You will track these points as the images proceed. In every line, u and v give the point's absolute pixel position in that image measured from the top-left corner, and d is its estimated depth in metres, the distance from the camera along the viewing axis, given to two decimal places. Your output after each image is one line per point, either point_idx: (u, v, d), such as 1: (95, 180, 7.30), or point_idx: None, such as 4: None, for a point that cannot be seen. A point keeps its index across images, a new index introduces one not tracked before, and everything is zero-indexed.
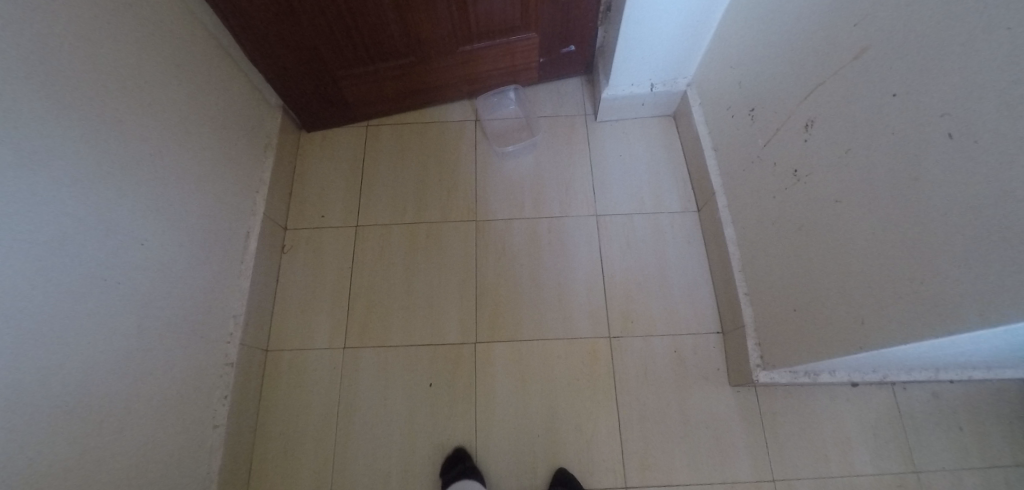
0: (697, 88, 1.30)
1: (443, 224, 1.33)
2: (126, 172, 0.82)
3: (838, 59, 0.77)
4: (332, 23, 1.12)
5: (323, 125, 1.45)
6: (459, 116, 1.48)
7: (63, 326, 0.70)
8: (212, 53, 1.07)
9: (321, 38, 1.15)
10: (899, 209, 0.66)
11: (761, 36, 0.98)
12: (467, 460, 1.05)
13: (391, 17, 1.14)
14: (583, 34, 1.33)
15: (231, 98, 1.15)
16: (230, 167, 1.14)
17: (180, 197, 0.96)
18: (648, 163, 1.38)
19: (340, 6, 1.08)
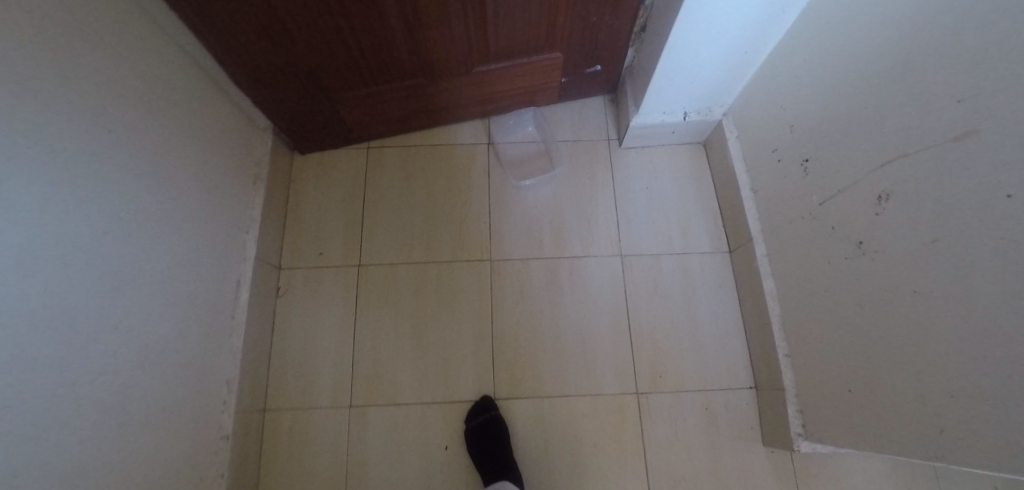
0: (735, 120, 1.20)
1: (454, 264, 1.22)
2: (101, 248, 0.69)
3: (930, 133, 0.66)
4: (330, 43, 0.97)
5: (318, 147, 1.30)
6: (470, 138, 1.34)
7: (49, 455, 0.59)
8: (187, 81, 0.91)
9: (318, 59, 1.00)
10: (988, 324, 0.59)
11: (826, 81, 0.87)
12: (493, 409, 1.08)
13: (401, 36, 0.99)
14: (612, 54, 1.20)
15: (212, 129, 1.00)
16: (214, 210, 1.01)
17: (159, 259, 0.83)
18: (677, 197, 1.29)
19: (342, 26, 0.93)
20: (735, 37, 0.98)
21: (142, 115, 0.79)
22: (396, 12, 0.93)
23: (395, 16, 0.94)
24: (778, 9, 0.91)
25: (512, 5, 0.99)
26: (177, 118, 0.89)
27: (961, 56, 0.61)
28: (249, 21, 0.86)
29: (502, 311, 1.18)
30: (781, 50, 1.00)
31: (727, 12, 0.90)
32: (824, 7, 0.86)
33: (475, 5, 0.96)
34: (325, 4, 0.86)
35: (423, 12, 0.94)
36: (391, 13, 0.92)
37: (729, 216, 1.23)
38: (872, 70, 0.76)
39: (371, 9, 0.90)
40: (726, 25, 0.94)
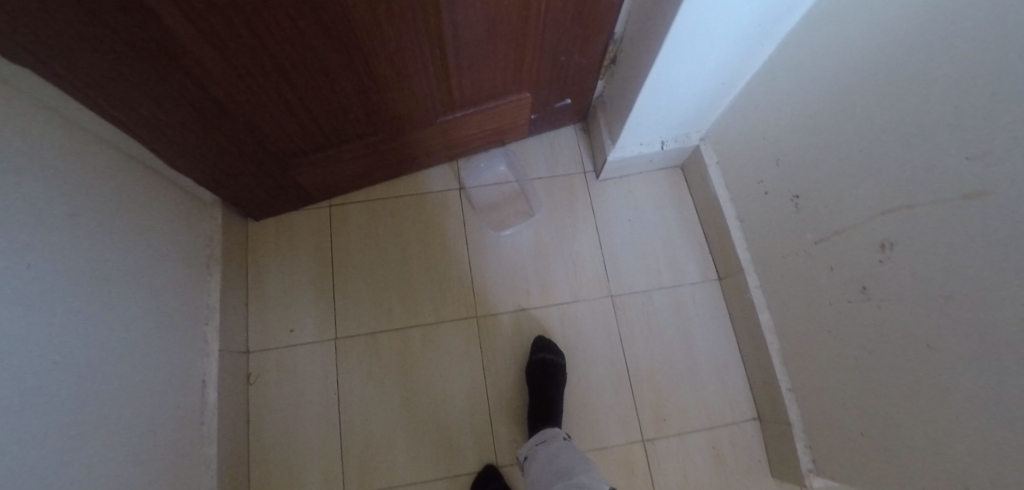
0: (714, 145, 1.16)
1: (439, 325, 1.15)
2: (44, 402, 0.60)
3: (935, 187, 0.64)
4: (275, 110, 0.86)
5: (274, 212, 1.19)
6: (440, 184, 1.26)
7: None
8: (108, 176, 0.80)
9: (263, 128, 0.89)
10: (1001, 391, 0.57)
11: (815, 117, 0.84)
12: (498, 479, 1.02)
13: (355, 94, 0.90)
14: (583, 87, 1.14)
15: (146, 222, 0.89)
16: (160, 311, 0.90)
17: (103, 389, 0.73)
18: (661, 227, 1.25)
19: (288, 96, 0.84)
20: (714, 66, 0.94)
21: (62, 233, 0.68)
22: (347, 72, 0.83)
23: (346, 76, 0.85)
24: (759, 37, 0.87)
25: (477, 53, 0.91)
26: (102, 222, 0.77)
27: (963, 111, 0.58)
28: (177, 103, 0.75)
29: (496, 369, 1.13)
30: (761, 78, 0.96)
31: (706, 45, 0.86)
32: (807, 40, 0.82)
33: (436, 55, 0.88)
34: (265, 74, 0.76)
35: (378, 69, 0.86)
36: (341, 73, 0.83)
37: (715, 243, 1.20)
38: (866, 112, 0.73)
39: (318, 72, 0.81)
40: (704, 57, 0.90)
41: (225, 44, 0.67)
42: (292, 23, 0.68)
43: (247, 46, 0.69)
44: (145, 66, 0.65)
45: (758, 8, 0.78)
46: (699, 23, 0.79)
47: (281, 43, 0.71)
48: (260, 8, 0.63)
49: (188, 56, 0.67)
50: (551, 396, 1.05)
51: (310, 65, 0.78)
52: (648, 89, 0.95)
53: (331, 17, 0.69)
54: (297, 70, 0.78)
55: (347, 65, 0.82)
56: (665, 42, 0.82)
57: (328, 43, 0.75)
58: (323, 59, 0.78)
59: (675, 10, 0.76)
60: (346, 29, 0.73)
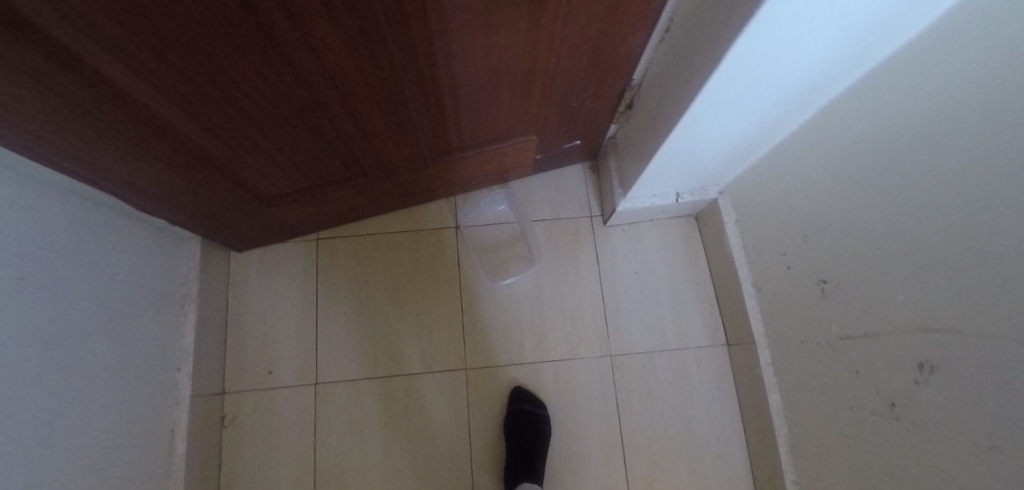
0: (734, 203, 1.07)
1: (425, 377, 1.09)
2: None
3: (975, 317, 0.55)
4: (252, 158, 0.80)
5: (258, 243, 1.13)
6: (435, 222, 1.20)
7: None
8: (68, 225, 0.74)
9: (240, 173, 0.83)
10: None
11: (851, 202, 0.75)
12: None
13: (340, 143, 0.83)
14: (594, 130, 1.05)
15: (112, 267, 0.83)
16: (129, 361, 0.85)
17: (60, 452, 0.68)
18: (669, 283, 1.17)
19: (264, 143, 0.77)
20: (741, 130, 0.84)
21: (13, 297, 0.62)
22: (330, 122, 0.77)
23: (329, 126, 0.78)
24: (794, 104, 0.77)
25: (476, 104, 0.83)
26: (62, 276, 0.72)
27: (1010, 240, 0.49)
28: (138, 153, 0.69)
29: (482, 427, 1.07)
30: (792, 143, 0.87)
31: (735, 111, 0.76)
32: (848, 115, 0.73)
33: (431, 106, 0.80)
34: (238, 125, 0.70)
35: (365, 120, 0.79)
36: (323, 123, 0.76)
37: (727, 307, 1.12)
38: (910, 214, 0.64)
39: (297, 122, 0.74)
40: (731, 122, 0.80)
41: (187, 99, 0.61)
42: (262, 77, 0.61)
43: (213, 101, 0.63)
44: (98, 122, 0.60)
45: (795, 79, 0.68)
46: (728, 92, 0.69)
47: (251, 96, 0.65)
48: (223, 64, 0.57)
49: (145, 109, 0.61)
50: (532, 448, 1.00)
51: (287, 116, 0.72)
52: (667, 149, 0.86)
53: (307, 71, 0.63)
54: (272, 120, 0.72)
55: (329, 116, 0.75)
56: (688, 107, 0.73)
57: (305, 96, 0.68)
58: (301, 111, 0.72)
59: (704, 77, 0.66)
60: (325, 82, 0.66)
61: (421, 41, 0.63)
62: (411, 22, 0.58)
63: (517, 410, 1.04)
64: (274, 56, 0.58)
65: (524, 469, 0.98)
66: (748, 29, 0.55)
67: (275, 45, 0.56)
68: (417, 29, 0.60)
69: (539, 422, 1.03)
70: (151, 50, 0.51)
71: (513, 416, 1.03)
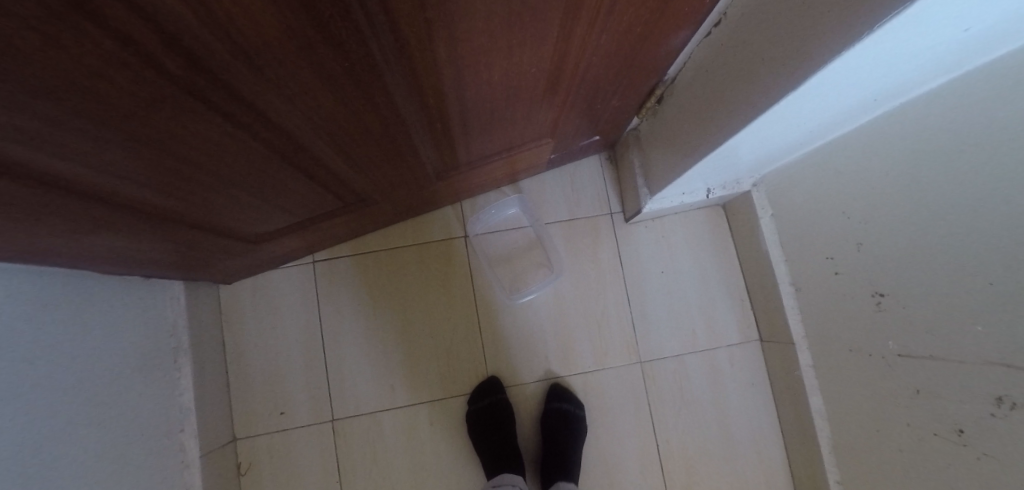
0: (769, 195, 1.01)
1: (448, 402, 1.03)
2: None
3: None
4: (231, 210, 0.69)
5: (249, 274, 1.02)
6: (442, 233, 1.09)
7: None
8: (39, 305, 0.63)
9: (218, 225, 0.72)
10: None
11: (913, 217, 0.68)
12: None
13: (330, 180, 0.72)
14: (615, 121, 0.97)
15: (95, 338, 0.72)
16: (130, 436, 0.77)
17: None
18: (698, 280, 1.13)
19: (245, 195, 0.66)
20: (792, 134, 0.74)
21: None
22: (317, 163, 0.65)
23: (316, 167, 0.66)
24: (862, 109, 0.66)
25: (485, 120, 0.72)
26: (40, 370, 0.62)
27: None
28: (96, 232, 0.57)
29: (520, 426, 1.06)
30: (847, 145, 0.77)
31: (796, 121, 0.66)
32: (926, 122, 0.63)
33: (434, 129, 0.69)
34: (210, 185, 0.59)
35: (358, 154, 0.67)
36: (309, 165, 0.65)
37: (760, 303, 1.08)
38: (979, 239, 0.58)
39: (279, 170, 0.63)
40: (787, 129, 0.70)
41: (141, 173, 0.49)
42: (231, 137, 0.49)
43: (175, 169, 0.51)
44: (34, 219, 0.47)
45: (875, 88, 0.58)
46: (798, 106, 0.59)
47: (218, 157, 0.52)
48: (177, 133, 0.44)
49: (92, 196, 0.48)
50: (569, 442, 1.00)
51: (267, 167, 0.60)
52: (711, 156, 0.77)
53: (285, 120, 0.51)
54: (249, 174, 0.60)
55: (315, 158, 0.63)
56: (746, 121, 0.63)
57: (285, 144, 0.56)
58: (286, 160, 0.60)
59: (776, 92, 0.56)
60: (309, 128, 0.54)
61: (423, 69, 0.51)
62: (411, 49, 0.46)
63: (555, 403, 1.01)
64: (241, 114, 0.46)
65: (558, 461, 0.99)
66: (845, 53, 0.44)
67: (242, 102, 0.43)
68: (419, 56, 0.48)
69: (575, 421, 1.01)
70: (89, 137, 0.39)
71: (547, 416, 1.01)
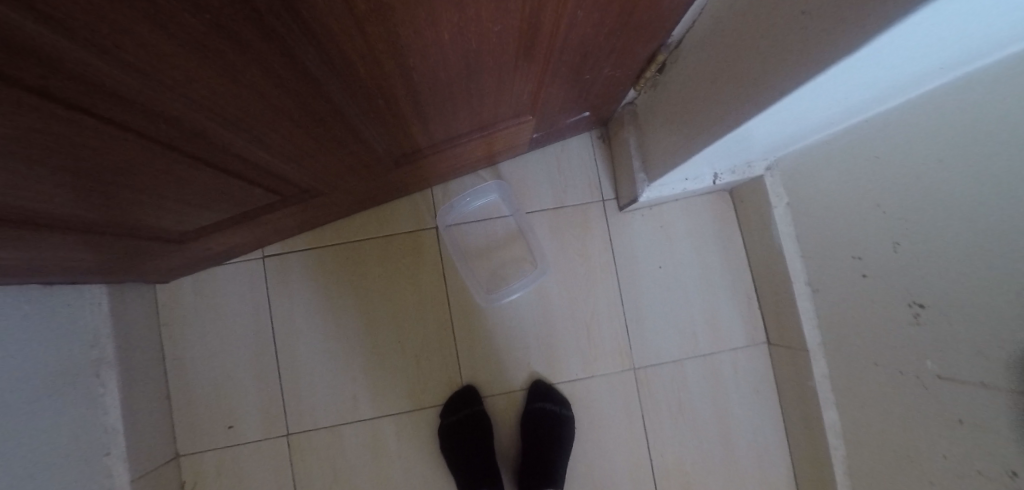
0: (786, 182, 0.88)
1: (418, 413, 0.92)
2: None
3: None
4: (135, 211, 0.56)
5: (188, 272, 0.89)
6: (411, 224, 0.96)
7: None
8: None
9: (124, 225, 0.59)
10: None
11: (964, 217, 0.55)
12: None
13: (257, 170, 0.58)
14: (608, 95, 0.83)
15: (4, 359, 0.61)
16: (49, 468, 0.66)
17: None
18: (700, 276, 1.00)
19: (149, 195, 0.53)
20: (824, 112, 0.60)
21: None
22: (233, 154, 0.51)
23: (232, 158, 0.52)
24: (917, 83, 0.52)
25: (447, 96, 0.59)
26: None
27: None
28: None
29: (500, 439, 0.95)
30: (886, 125, 0.63)
31: (834, 97, 0.52)
32: (989, 103, 0.49)
33: (384, 110, 0.56)
34: (93, 191, 0.46)
35: (288, 142, 0.54)
36: (223, 157, 0.51)
37: (769, 302, 0.97)
38: None
39: (183, 166, 0.48)
40: (819, 107, 0.56)
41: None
42: (95, 136, 0.35)
43: (30, 184, 0.38)
44: None
45: (945, 61, 0.44)
46: (845, 79, 0.45)
47: (87, 160, 0.38)
48: (7, 145, 0.30)
49: None
50: (554, 447, 0.91)
51: (166, 164, 0.46)
52: (724, 140, 0.63)
53: (172, 111, 0.36)
54: (141, 173, 0.46)
55: (230, 148, 0.49)
56: (780, 96, 0.49)
57: (181, 138, 0.42)
58: (192, 157, 0.47)
59: (823, 54, 0.42)
60: (209, 117, 0.40)
61: (352, 39, 0.38)
62: (327, 10, 0.32)
63: (539, 403, 0.91)
64: (100, 109, 0.31)
65: (542, 467, 0.89)
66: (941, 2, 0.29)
67: (91, 89, 0.29)
68: (343, 17, 0.34)
69: (560, 422, 0.91)
70: None
71: (528, 419, 0.91)
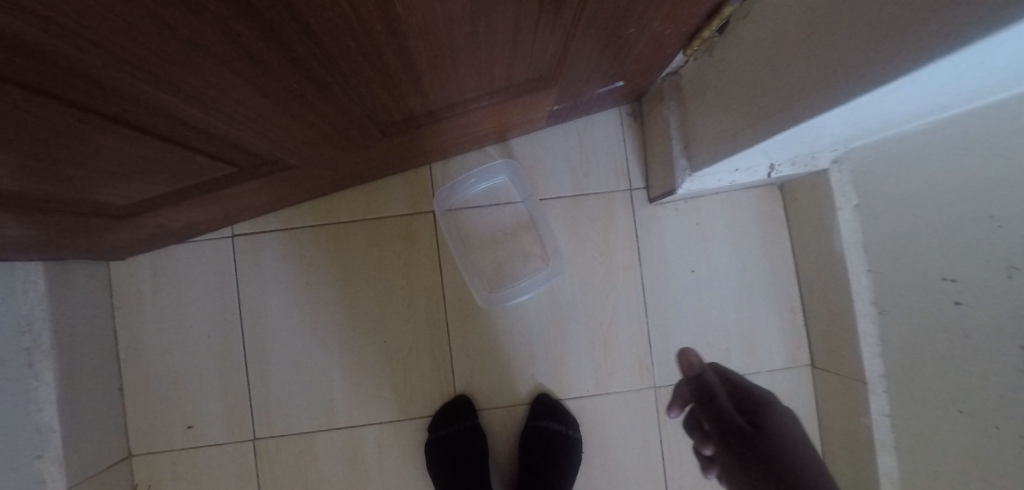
0: (857, 178, 0.73)
1: (402, 424, 0.81)
2: None
3: None
4: (35, 180, 0.42)
5: (144, 249, 0.77)
6: (404, 206, 0.82)
7: None
8: None
9: (28, 196, 0.45)
10: None
11: None
12: None
13: (195, 134, 0.44)
14: (649, 60, 0.67)
15: None
16: None
17: None
18: (739, 284, 0.86)
19: (47, 161, 0.39)
20: (947, 95, 0.44)
21: None
22: (156, 110, 0.37)
23: (156, 115, 0.37)
24: None
25: (452, 47, 0.44)
26: None
27: None
28: None
29: (494, 458, 0.83)
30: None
31: (974, 75, 0.37)
32: None
33: (369, 63, 0.42)
34: None
35: (239, 100, 0.40)
36: (138, 113, 0.36)
37: (820, 319, 0.83)
38: None
39: (75, 121, 0.34)
40: (945, 88, 0.41)
41: None
42: None
43: None
44: None
45: None
46: (1001, 51, 0.30)
47: None
48: None
49: None
50: (556, 472, 0.79)
51: (47, 117, 0.31)
52: (804, 125, 0.48)
53: (26, 38, 0.22)
54: (7, 130, 0.31)
55: (146, 102, 0.35)
56: (907, 70, 0.34)
57: (54, 78, 0.27)
58: (95, 114, 0.34)
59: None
60: (95, 51, 0.26)
61: None
62: None
63: (542, 421, 0.79)
64: None
65: None
66: None
67: None
68: None
69: (563, 444, 0.79)
70: None
71: (528, 438, 0.79)
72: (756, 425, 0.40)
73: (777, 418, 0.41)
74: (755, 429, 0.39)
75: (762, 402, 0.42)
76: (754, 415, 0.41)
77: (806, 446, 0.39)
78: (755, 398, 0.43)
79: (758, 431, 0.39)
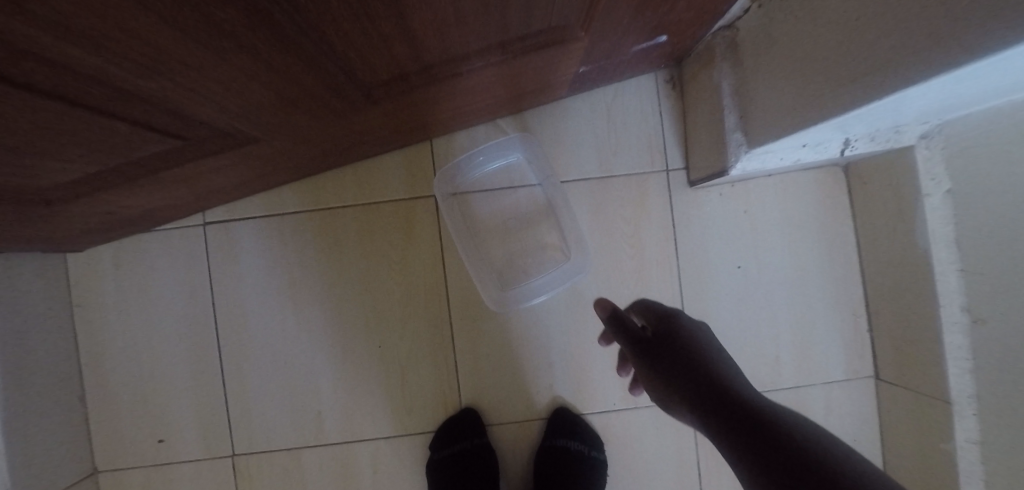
0: (948, 159, 0.58)
1: (401, 440, 0.71)
2: None
3: None
4: None
5: (102, 238, 0.66)
6: (401, 190, 0.70)
7: None
8: None
9: None
10: None
11: None
12: None
13: (113, 96, 0.32)
14: (702, 6, 0.53)
15: None
16: None
17: None
18: (793, 283, 0.74)
19: None
20: None
21: None
22: (38, 62, 0.25)
23: (38, 67, 0.25)
24: None
25: None
26: None
27: None
28: None
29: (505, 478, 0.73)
30: None
31: None
32: None
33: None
34: None
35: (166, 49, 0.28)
36: (12, 66, 0.24)
37: (891, 325, 0.70)
38: None
39: None
40: None
41: None
42: None
43: None
44: None
45: None
46: None
47: None
48: None
49: None
50: None
51: None
52: (930, 87, 0.35)
53: None
54: None
55: (20, 48, 0.23)
56: None
57: None
58: None
59: None
60: None
61: None
62: None
63: (560, 440, 0.69)
64: None
65: None
66: None
67: None
68: None
69: (583, 465, 0.69)
70: None
71: (543, 458, 0.69)
72: (661, 333, 0.41)
73: (684, 322, 0.42)
74: (660, 337, 0.40)
75: (669, 313, 0.43)
76: (664, 325, 0.42)
77: (710, 341, 0.40)
78: (661, 311, 0.44)
79: (664, 339, 0.40)
